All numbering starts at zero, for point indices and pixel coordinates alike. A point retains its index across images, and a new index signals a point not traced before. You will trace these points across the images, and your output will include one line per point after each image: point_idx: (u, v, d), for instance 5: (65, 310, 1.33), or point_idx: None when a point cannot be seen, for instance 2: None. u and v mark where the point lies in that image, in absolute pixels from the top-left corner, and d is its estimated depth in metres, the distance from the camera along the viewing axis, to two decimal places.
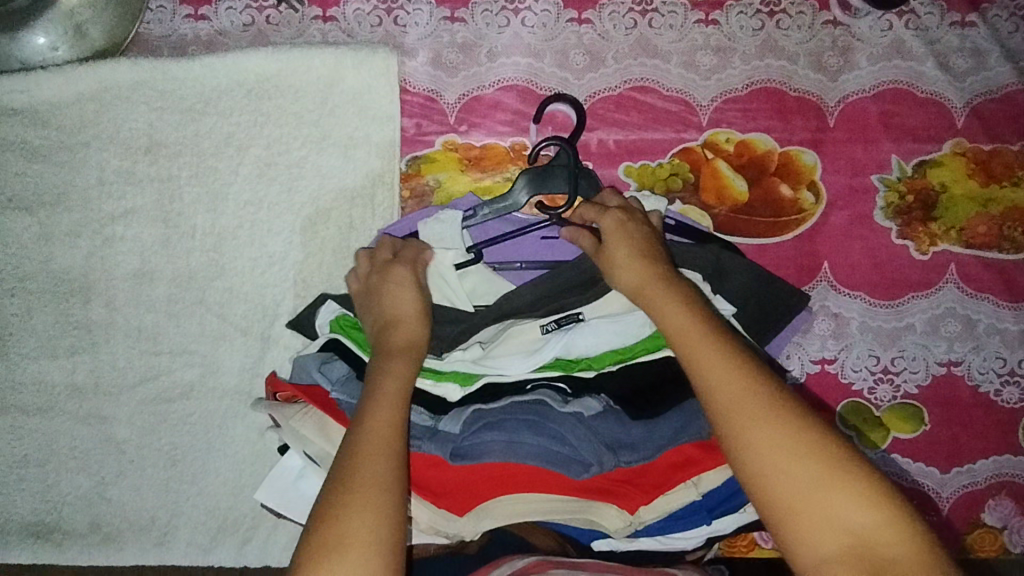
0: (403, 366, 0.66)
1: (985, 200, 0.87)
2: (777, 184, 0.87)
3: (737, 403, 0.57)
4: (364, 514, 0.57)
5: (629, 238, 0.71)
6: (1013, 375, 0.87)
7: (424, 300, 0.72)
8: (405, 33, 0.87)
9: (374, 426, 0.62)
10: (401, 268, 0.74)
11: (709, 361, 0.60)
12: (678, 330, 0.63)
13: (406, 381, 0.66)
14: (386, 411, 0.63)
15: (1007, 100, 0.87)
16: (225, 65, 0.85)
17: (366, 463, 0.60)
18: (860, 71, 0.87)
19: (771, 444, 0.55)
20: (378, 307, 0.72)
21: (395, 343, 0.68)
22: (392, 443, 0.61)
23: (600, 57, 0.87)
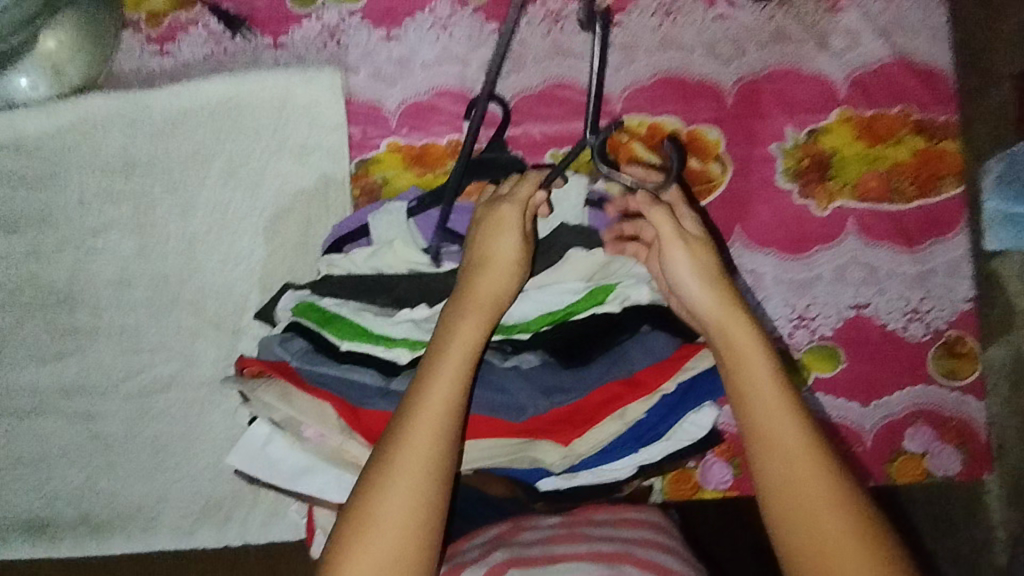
0: (472, 325, 0.74)
1: (873, 159, 0.97)
2: (687, 159, 0.98)
3: (793, 488, 0.68)
4: (420, 460, 0.69)
5: (703, 250, 0.76)
6: (917, 312, 0.96)
7: (518, 245, 0.78)
8: (348, 53, 0.98)
9: (441, 380, 0.71)
10: (509, 207, 0.79)
11: (787, 454, 0.69)
12: (748, 408, 0.71)
13: (477, 337, 0.74)
14: (448, 370, 0.72)
15: (882, 71, 0.97)
16: (189, 91, 0.96)
17: (428, 413, 0.70)
18: (750, 57, 0.98)
19: (801, 472, 0.68)
20: (474, 252, 0.79)
21: (474, 297, 0.76)
22: (453, 402, 0.71)
23: (520, 61, 0.98)
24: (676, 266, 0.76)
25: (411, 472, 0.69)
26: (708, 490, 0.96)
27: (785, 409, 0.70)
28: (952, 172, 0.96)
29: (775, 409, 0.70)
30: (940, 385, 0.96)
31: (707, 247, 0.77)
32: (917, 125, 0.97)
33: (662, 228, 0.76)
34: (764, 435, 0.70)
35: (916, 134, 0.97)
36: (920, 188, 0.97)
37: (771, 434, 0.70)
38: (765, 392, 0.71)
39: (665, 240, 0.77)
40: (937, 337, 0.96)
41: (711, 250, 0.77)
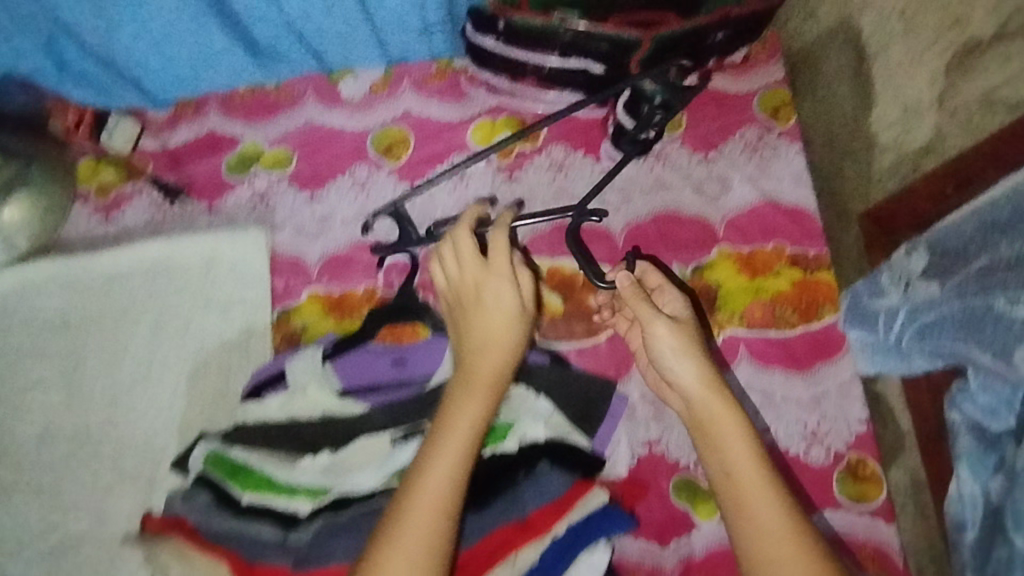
0: (478, 402, 0.83)
1: (756, 290, 1.05)
2: (585, 296, 1.06)
3: (768, 544, 0.77)
4: (434, 500, 0.76)
5: (686, 330, 0.90)
6: (816, 436, 0.99)
7: (511, 307, 0.89)
8: (274, 213, 1.08)
9: (447, 451, 0.79)
10: (501, 279, 0.90)
11: (762, 513, 0.78)
12: (726, 473, 0.82)
13: (482, 412, 0.83)
14: (456, 441, 0.80)
15: (754, 212, 1.09)
16: (126, 254, 1.04)
17: (434, 479, 0.77)
18: (636, 204, 1.09)
19: (775, 524, 0.77)
20: (470, 328, 0.89)
21: (479, 373, 0.85)
22: (458, 470, 0.78)
23: (430, 215, 1.10)
24: (660, 341, 0.89)
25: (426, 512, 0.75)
26: None
27: (758, 470, 0.81)
28: (829, 298, 1.04)
29: (752, 468, 0.81)
30: (849, 510, 0.97)
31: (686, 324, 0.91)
32: (791, 259, 1.06)
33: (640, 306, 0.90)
34: (740, 498, 0.80)
35: (791, 266, 1.06)
36: (802, 315, 1.04)
37: (744, 487, 0.80)
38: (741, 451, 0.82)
39: (646, 319, 0.90)
40: (838, 459, 0.99)
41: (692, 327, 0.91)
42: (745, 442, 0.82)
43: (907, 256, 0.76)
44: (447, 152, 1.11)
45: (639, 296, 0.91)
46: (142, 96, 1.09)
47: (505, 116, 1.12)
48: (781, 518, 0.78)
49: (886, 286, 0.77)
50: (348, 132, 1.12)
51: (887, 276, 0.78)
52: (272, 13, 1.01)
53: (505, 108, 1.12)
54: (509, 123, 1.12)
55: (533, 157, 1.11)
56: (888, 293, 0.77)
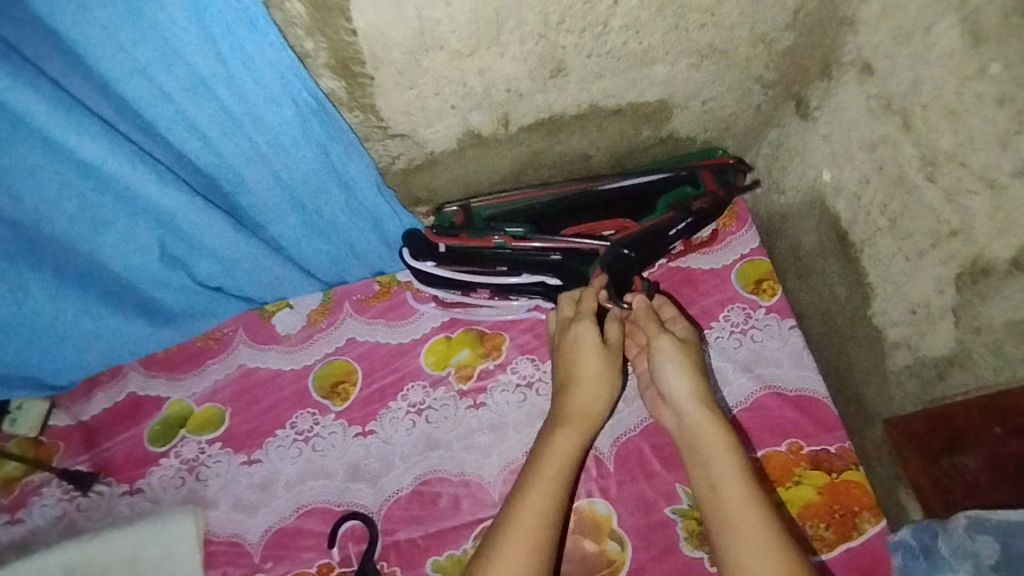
0: (567, 444, 0.80)
1: (779, 504, 0.89)
2: (580, 540, 0.90)
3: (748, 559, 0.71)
4: (523, 542, 0.72)
5: (690, 352, 0.86)
6: None
7: (605, 365, 0.85)
8: (207, 486, 0.93)
9: (537, 490, 0.76)
10: (588, 325, 0.86)
11: (748, 529, 0.73)
12: (713, 488, 0.78)
13: (569, 455, 0.79)
14: (552, 478, 0.77)
15: (757, 405, 0.95)
16: (29, 567, 0.87)
17: (519, 536, 0.72)
18: (620, 415, 0.96)
19: (766, 537, 0.72)
20: (569, 365, 0.86)
21: (569, 410, 0.83)
22: (552, 491, 0.76)
23: (388, 460, 0.94)
24: (663, 356, 0.86)
25: (508, 562, 0.70)
26: None
27: (750, 496, 0.75)
28: (866, 505, 0.88)
29: (734, 479, 0.77)
30: None
31: (696, 351, 0.88)
32: (811, 459, 0.92)
33: (647, 324, 0.88)
34: (728, 509, 0.75)
35: (813, 469, 0.91)
36: (839, 530, 0.88)
37: (721, 481, 0.77)
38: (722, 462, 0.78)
39: (653, 337, 0.87)
40: None
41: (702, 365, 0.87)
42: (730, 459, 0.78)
43: (967, 536, 0.67)
44: (400, 383, 0.98)
45: (650, 318, 0.88)
46: (31, 383, 0.95)
47: (460, 330, 1.01)
48: (766, 525, 0.73)
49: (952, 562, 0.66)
50: (286, 374, 0.99)
51: (948, 551, 0.67)
52: (177, 280, 0.90)
53: (459, 321, 1.02)
54: (466, 339, 1.01)
55: (496, 375, 0.98)
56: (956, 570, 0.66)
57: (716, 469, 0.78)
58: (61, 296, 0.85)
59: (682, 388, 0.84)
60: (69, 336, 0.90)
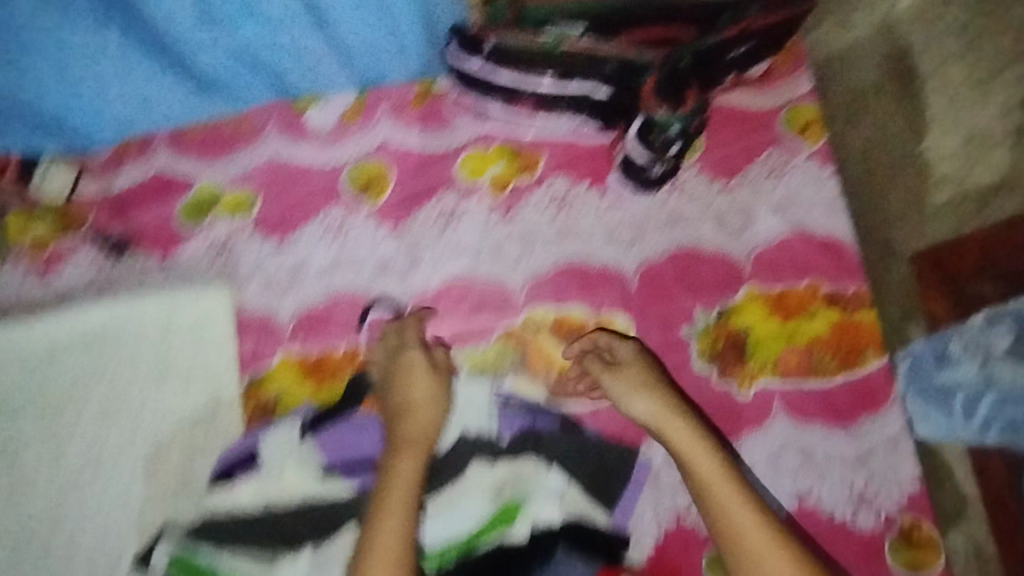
0: (411, 463, 0.81)
1: (789, 335, 0.95)
2: (597, 350, 0.94)
3: (756, 553, 0.76)
4: (388, 550, 0.75)
5: (647, 367, 0.88)
6: (863, 498, 0.91)
7: (432, 387, 0.87)
8: (238, 266, 0.95)
9: (394, 504, 0.79)
10: (420, 351, 0.89)
11: (735, 509, 0.79)
12: (688, 474, 0.82)
13: (417, 459, 0.82)
14: (400, 483, 0.80)
15: (785, 245, 0.97)
16: (65, 321, 0.90)
17: (386, 547, 0.76)
18: (649, 240, 0.97)
19: (737, 513, 0.78)
20: (403, 389, 0.87)
21: (404, 439, 0.83)
22: (408, 493, 0.79)
23: (417, 261, 0.96)
24: (614, 390, 0.87)
25: (381, 555, 0.75)
26: None
27: (727, 475, 0.80)
28: (871, 341, 0.95)
29: (697, 452, 0.82)
30: None
31: (640, 372, 0.87)
32: (828, 298, 0.96)
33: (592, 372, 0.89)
34: (717, 500, 0.80)
35: (829, 306, 0.95)
36: (842, 362, 0.94)
37: (695, 464, 0.82)
38: (688, 442, 0.83)
39: (617, 391, 0.87)
40: (889, 524, 0.90)
41: (641, 381, 0.87)
42: (698, 441, 0.83)
43: (984, 330, 0.76)
44: (432, 189, 0.97)
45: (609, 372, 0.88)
46: (64, 141, 0.95)
47: (497, 143, 0.99)
48: (755, 521, 0.78)
49: (959, 359, 0.79)
50: (318, 169, 0.98)
51: (959, 349, 0.79)
52: (217, 35, 0.90)
53: (497, 136, 0.99)
54: (502, 153, 0.98)
55: (531, 191, 0.98)
56: (960, 365, 0.79)
57: (683, 450, 0.83)
58: (106, 23, 0.88)
59: (644, 410, 0.85)
60: (110, 87, 0.92)
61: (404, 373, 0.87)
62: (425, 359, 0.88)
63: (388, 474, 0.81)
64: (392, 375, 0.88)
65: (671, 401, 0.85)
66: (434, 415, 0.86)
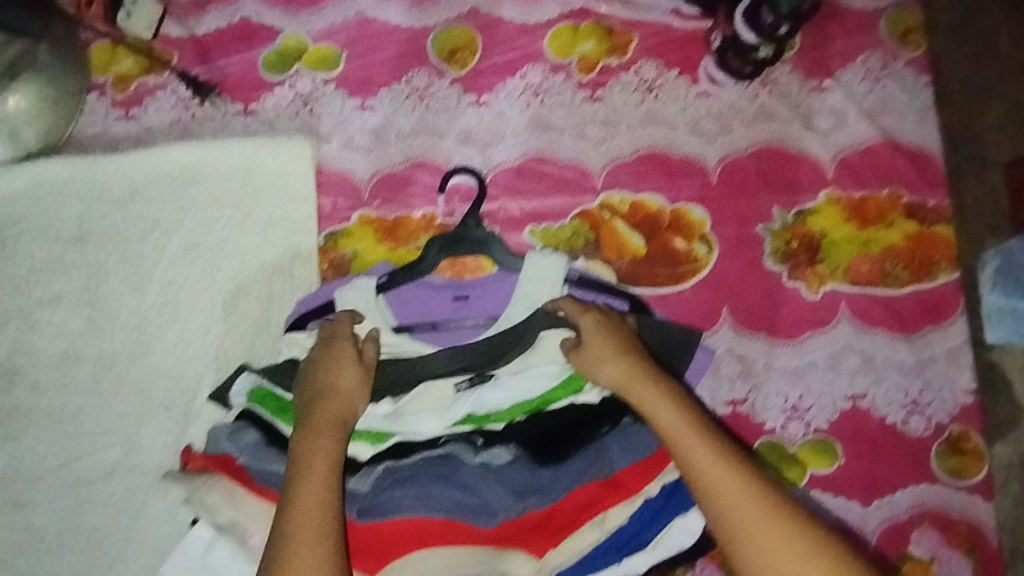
0: (330, 444, 0.73)
1: (865, 242, 0.95)
2: (671, 238, 0.94)
3: (754, 523, 0.66)
4: (309, 537, 0.68)
5: (625, 350, 0.77)
6: (917, 405, 0.92)
7: (354, 377, 0.78)
8: (320, 122, 0.94)
9: (311, 487, 0.70)
10: (347, 343, 0.81)
11: (741, 507, 0.67)
12: (690, 463, 0.70)
13: (334, 436, 0.74)
14: (315, 462, 0.72)
15: (870, 152, 0.96)
16: (151, 158, 0.91)
17: (305, 532, 0.68)
18: (734, 133, 0.95)
19: (749, 513, 0.67)
20: (320, 376, 0.79)
21: (320, 423, 0.75)
22: (326, 465, 0.71)
23: (499, 133, 0.95)
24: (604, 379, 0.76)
25: (301, 546, 0.67)
26: None
27: (732, 468, 0.68)
28: (946, 256, 0.94)
29: (698, 444, 0.70)
30: (945, 485, 0.91)
31: (620, 364, 0.76)
32: (907, 208, 0.95)
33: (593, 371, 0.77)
34: (720, 495, 0.68)
35: (907, 217, 0.95)
36: (914, 273, 0.94)
37: (688, 458, 0.70)
38: (679, 432, 0.71)
39: (621, 374, 0.76)
40: (939, 431, 0.92)
41: (627, 371, 0.76)
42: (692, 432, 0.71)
43: None
44: (520, 62, 0.96)
45: (611, 351, 0.77)
46: None
47: (590, 21, 0.97)
48: (767, 518, 0.66)
49: None
50: (405, 31, 0.96)
51: None
52: None
53: (589, 13, 0.97)
54: (594, 32, 0.96)
55: (619, 73, 0.96)
56: None
57: (676, 439, 0.71)
58: None
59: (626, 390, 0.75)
60: None
61: (328, 361, 0.79)
62: (353, 352, 0.80)
63: (300, 452, 0.73)
64: (317, 361, 0.80)
65: (659, 389, 0.74)
66: (357, 404, 0.77)
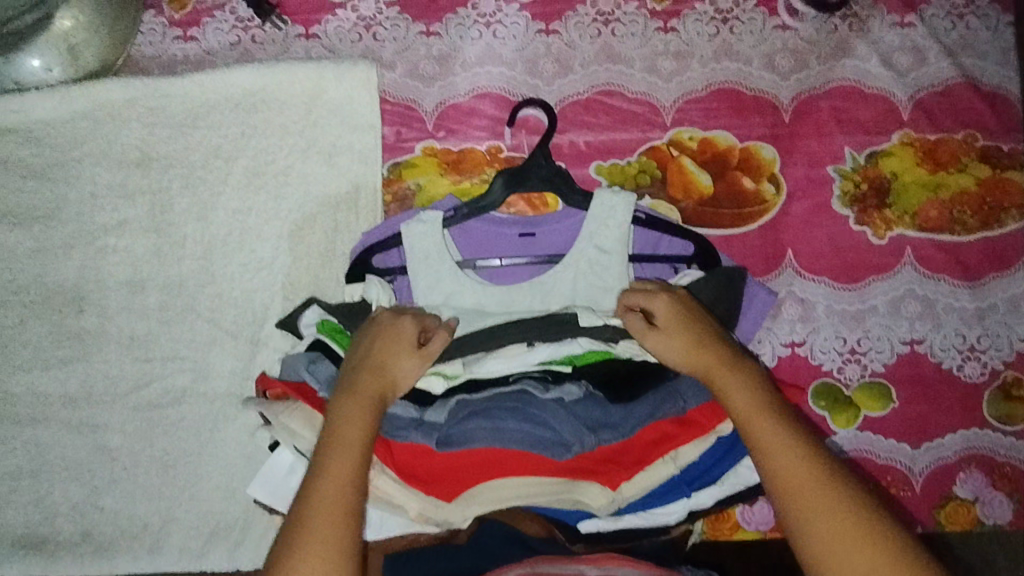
0: (358, 424, 0.69)
1: (935, 187, 0.93)
2: (740, 178, 0.92)
3: (807, 494, 0.64)
4: (321, 531, 0.64)
5: (685, 321, 0.76)
6: (974, 351, 0.92)
7: (408, 357, 0.74)
8: (384, 48, 0.91)
9: (331, 468, 0.67)
10: (412, 321, 0.77)
11: (781, 454, 0.66)
12: (736, 411, 0.70)
13: (361, 441, 0.68)
14: (342, 458, 0.67)
15: (948, 92, 0.93)
16: (214, 81, 0.89)
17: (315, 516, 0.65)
18: (809, 70, 0.93)
19: (792, 461, 0.66)
20: (369, 339, 0.76)
21: (361, 391, 0.71)
22: (343, 473, 0.67)
23: (568, 64, 0.92)
24: (661, 347, 0.75)
25: (312, 539, 0.64)
26: (748, 530, 0.92)
27: (780, 416, 0.69)
28: (1016, 203, 0.93)
29: (746, 390, 0.71)
30: (995, 430, 0.92)
31: (683, 331, 0.75)
32: (981, 153, 0.93)
33: (650, 338, 0.76)
34: (759, 440, 0.68)
35: (980, 162, 0.93)
36: (983, 219, 0.93)
37: (735, 406, 0.70)
38: (725, 380, 0.72)
39: (666, 345, 0.75)
40: (993, 377, 0.92)
41: (689, 339, 0.75)
42: (739, 381, 0.72)
43: None
44: None
45: (671, 321, 0.76)
46: None
47: None
48: (808, 468, 0.65)
49: None
50: None
51: None
52: None
53: None
54: None
55: (693, 3, 0.93)
56: None
57: (727, 388, 0.72)
58: None
59: (678, 358, 0.74)
60: None
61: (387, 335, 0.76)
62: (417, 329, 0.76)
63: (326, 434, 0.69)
64: (377, 327, 0.76)
65: (718, 344, 0.75)
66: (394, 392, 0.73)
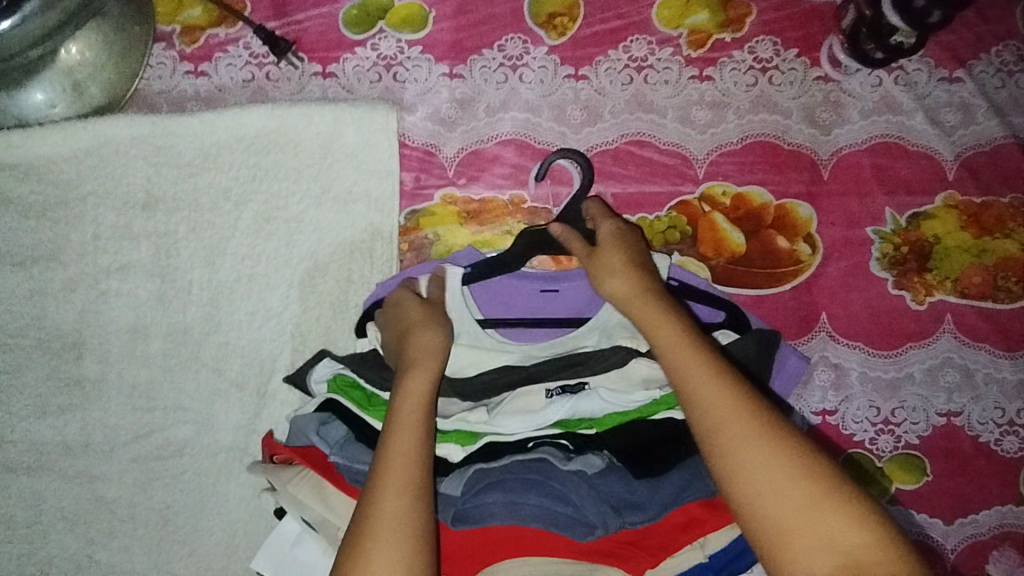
0: (421, 382, 0.68)
1: (979, 251, 0.88)
2: (774, 237, 0.88)
3: (723, 410, 0.62)
4: (394, 510, 0.61)
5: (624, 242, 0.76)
6: (1013, 425, 0.88)
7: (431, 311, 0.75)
8: (404, 89, 0.87)
9: (397, 438, 0.65)
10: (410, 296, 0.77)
11: (691, 365, 0.65)
12: (654, 331, 0.69)
13: (426, 401, 0.68)
14: (406, 429, 0.65)
15: (995, 153, 0.89)
16: (225, 120, 0.85)
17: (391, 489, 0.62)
18: (850, 125, 0.88)
19: (705, 374, 0.64)
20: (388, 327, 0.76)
21: (409, 359, 0.71)
22: (417, 438, 0.65)
23: (597, 112, 0.87)
24: (603, 265, 0.75)
25: (392, 509, 0.61)
26: None
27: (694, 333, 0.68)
28: None
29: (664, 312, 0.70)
30: None
31: (619, 255, 0.75)
32: None
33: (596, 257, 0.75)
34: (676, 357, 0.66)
35: None
36: None
37: (656, 328, 0.69)
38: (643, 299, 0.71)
39: (607, 263, 0.74)
40: None
41: (627, 261, 0.74)
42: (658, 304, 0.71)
43: None
44: (624, 32, 0.88)
45: (614, 245, 0.76)
46: None
47: None
48: (720, 380, 0.63)
49: None
50: None
51: None
52: None
53: None
54: (707, 3, 0.89)
55: (731, 50, 0.88)
56: None
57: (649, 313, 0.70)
58: None
59: (617, 286, 0.73)
60: None
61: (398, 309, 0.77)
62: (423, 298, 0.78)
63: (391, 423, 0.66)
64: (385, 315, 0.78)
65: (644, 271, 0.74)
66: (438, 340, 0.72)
